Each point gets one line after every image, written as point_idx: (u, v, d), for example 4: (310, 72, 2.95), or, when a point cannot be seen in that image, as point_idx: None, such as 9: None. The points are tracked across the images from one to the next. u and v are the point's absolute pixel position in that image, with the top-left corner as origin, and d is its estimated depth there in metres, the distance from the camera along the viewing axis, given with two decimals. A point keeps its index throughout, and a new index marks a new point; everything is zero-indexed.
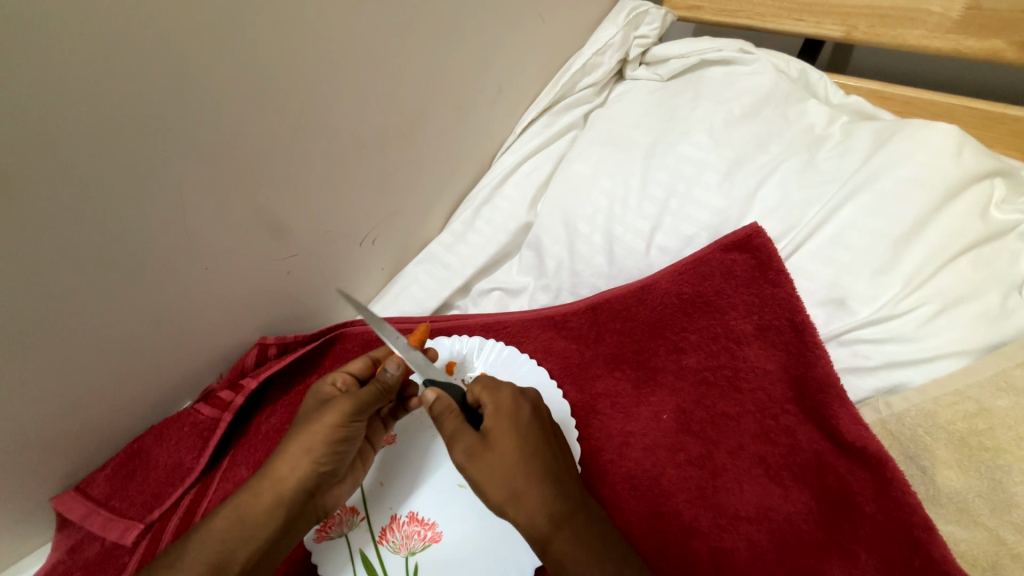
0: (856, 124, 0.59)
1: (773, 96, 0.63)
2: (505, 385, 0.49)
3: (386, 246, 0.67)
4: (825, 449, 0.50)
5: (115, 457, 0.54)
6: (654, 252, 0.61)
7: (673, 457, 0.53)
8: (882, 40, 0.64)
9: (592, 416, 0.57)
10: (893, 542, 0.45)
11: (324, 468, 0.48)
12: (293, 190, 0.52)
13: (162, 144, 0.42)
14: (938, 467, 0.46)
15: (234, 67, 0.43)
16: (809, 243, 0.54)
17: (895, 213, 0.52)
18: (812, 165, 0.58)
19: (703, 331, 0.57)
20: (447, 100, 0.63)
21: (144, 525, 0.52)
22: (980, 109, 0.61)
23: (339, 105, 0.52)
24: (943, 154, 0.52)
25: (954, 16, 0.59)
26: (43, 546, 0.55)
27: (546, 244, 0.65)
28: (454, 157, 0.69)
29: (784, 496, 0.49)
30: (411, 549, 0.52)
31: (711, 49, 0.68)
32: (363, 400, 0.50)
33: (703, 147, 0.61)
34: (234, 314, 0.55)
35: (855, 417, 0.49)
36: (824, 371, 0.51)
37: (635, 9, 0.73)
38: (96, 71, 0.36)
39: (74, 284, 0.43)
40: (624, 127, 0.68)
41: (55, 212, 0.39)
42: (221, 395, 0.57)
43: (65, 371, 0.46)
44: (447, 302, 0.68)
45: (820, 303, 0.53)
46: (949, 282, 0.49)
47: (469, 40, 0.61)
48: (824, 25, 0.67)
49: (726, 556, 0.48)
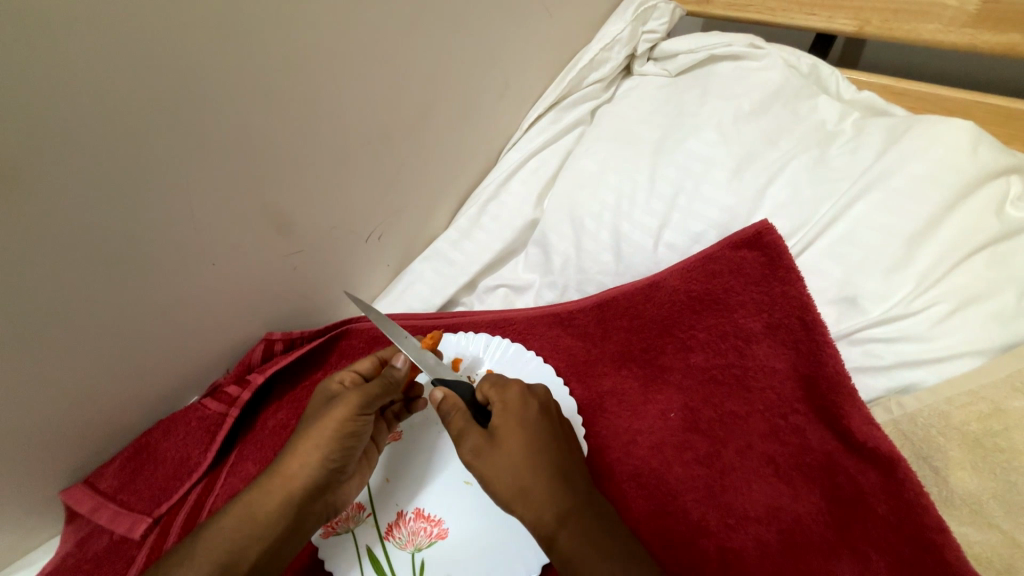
0: (868, 120, 0.58)
1: (784, 91, 0.62)
2: (514, 383, 0.50)
3: (392, 242, 0.66)
4: (835, 448, 0.49)
5: (122, 452, 0.54)
6: (662, 249, 0.61)
7: (680, 456, 0.52)
8: (894, 34, 0.63)
9: (598, 415, 0.56)
10: (904, 543, 0.44)
11: (334, 465, 0.48)
12: (297, 185, 0.52)
13: (166, 139, 0.41)
14: (952, 468, 0.45)
15: (239, 63, 0.43)
16: (820, 241, 0.54)
17: (908, 211, 0.51)
18: (822, 162, 0.57)
19: (712, 329, 0.56)
20: (452, 95, 0.62)
21: (151, 519, 0.52)
22: (996, 105, 0.60)
23: (343, 100, 0.52)
24: (958, 151, 0.52)
25: (970, 10, 0.57)
26: (51, 540, 0.56)
27: (552, 240, 0.65)
28: (460, 153, 0.68)
29: (793, 496, 0.48)
30: (416, 545, 0.52)
31: (720, 44, 0.67)
32: (371, 396, 0.50)
33: (711, 144, 0.61)
34: (241, 310, 0.55)
35: (867, 417, 0.48)
36: (835, 370, 0.50)
37: (643, 4, 0.72)
38: (99, 66, 0.36)
39: (78, 280, 0.43)
40: (630, 124, 0.67)
41: (61, 207, 0.39)
42: (228, 390, 0.57)
43: (71, 366, 0.46)
44: (453, 299, 0.68)
45: (831, 301, 0.53)
46: (963, 281, 0.48)
47: (474, 37, 0.60)
48: (836, 19, 0.66)
49: (734, 556, 0.47)
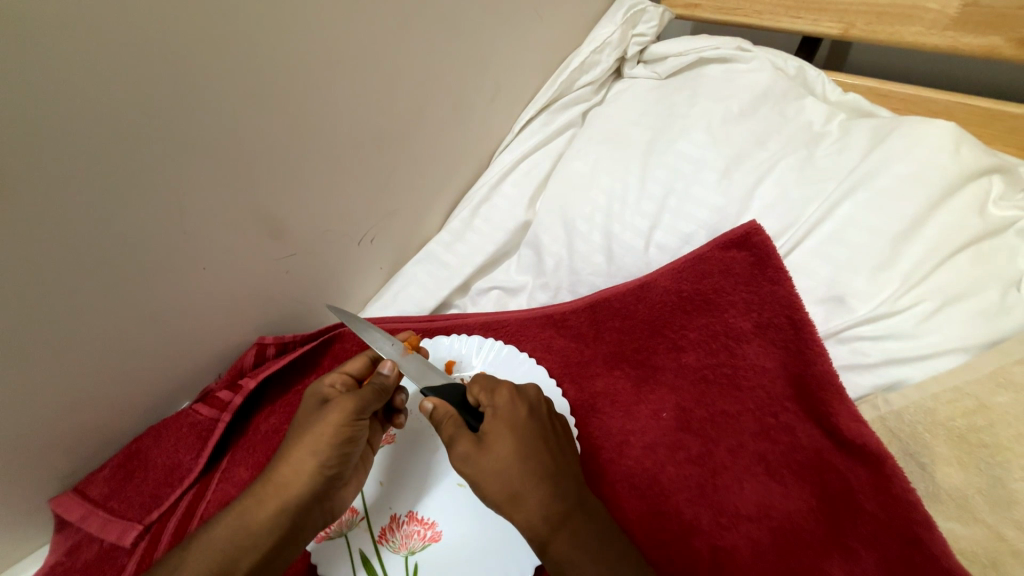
0: (854, 121, 0.59)
1: (772, 94, 0.63)
2: (504, 387, 0.49)
3: (384, 245, 0.67)
4: (825, 446, 0.50)
5: (113, 458, 0.54)
6: (652, 250, 0.61)
7: (672, 455, 0.52)
8: (879, 37, 0.64)
9: (592, 415, 0.57)
10: (894, 539, 0.45)
11: (330, 471, 0.48)
12: (290, 188, 0.52)
13: (157, 143, 0.41)
14: (938, 464, 0.46)
15: (230, 67, 0.43)
16: (808, 240, 0.55)
17: (894, 211, 0.52)
18: (810, 162, 0.58)
19: (703, 329, 0.57)
20: (445, 98, 0.63)
21: (142, 526, 0.52)
22: (978, 105, 0.61)
23: (337, 104, 0.52)
24: (942, 151, 0.52)
25: (951, 13, 0.58)
26: (41, 548, 0.55)
27: (545, 242, 0.65)
28: (452, 155, 0.69)
29: (784, 494, 0.49)
30: (410, 548, 0.52)
31: (709, 47, 0.68)
32: (365, 400, 0.50)
33: (701, 145, 0.61)
34: (232, 315, 0.55)
35: (855, 415, 0.48)
36: (823, 369, 0.50)
37: (633, 7, 0.73)
38: (88, 70, 0.36)
39: (72, 284, 0.43)
40: (621, 126, 0.68)
41: (50, 212, 0.39)
42: (220, 395, 0.57)
43: (64, 371, 0.46)
44: (446, 302, 0.69)
45: (819, 301, 0.53)
46: (949, 279, 0.49)
47: (466, 40, 0.61)
48: (822, 22, 0.67)
49: (726, 555, 0.47)
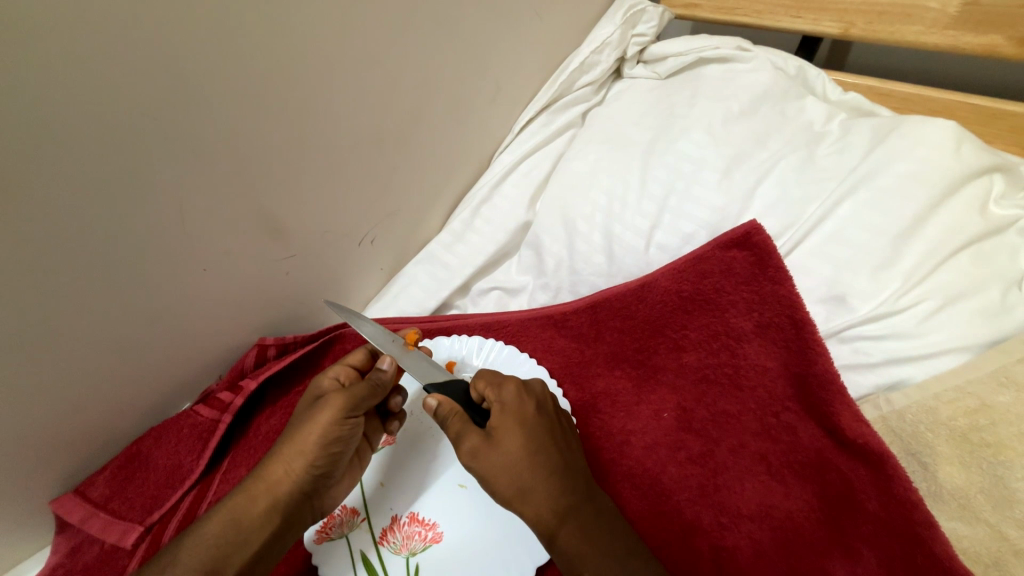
0: (855, 121, 0.59)
1: (771, 93, 0.63)
2: (510, 383, 0.49)
3: (385, 246, 0.67)
4: (826, 445, 0.50)
5: (115, 460, 0.54)
6: (653, 250, 0.61)
7: (673, 456, 0.52)
8: (878, 36, 0.64)
9: (593, 415, 0.57)
10: (896, 540, 0.45)
11: (319, 470, 0.48)
12: (290, 189, 0.52)
13: (158, 143, 0.41)
14: (940, 464, 0.45)
15: (230, 68, 0.43)
16: (809, 239, 0.54)
17: (895, 210, 0.52)
18: (811, 162, 0.57)
19: (703, 329, 0.57)
20: (444, 98, 0.62)
21: (143, 527, 0.52)
22: (979, 105, 0.61)
23: (337, 105, 0.52)
24: (943, 149, 0.52)
25: (952, 12, 0.58)
26: (42, 549, 0.55)
27: (546, 242, 0.65)
28: (452, 156, 0.69)
29: (785, 494, 0.49)
30: (411, 549, 0.52)
31: (709, 46, 0.68)
32: (357, 398, 0.50)
33: (702, 144, 0.61)
34: (233, 316, 0.55)
35: (857, 414, 0.48)
36: (824, 369, 0.50)
37: (632, 8, 0.73)
38: (90, 71, 0.36)
39: (72, 284, 0.43)
40: (622, 125, 0.68)
41: (52, 213, 0.39)
42: (221, 396, 0.57)
43: (65, 372, 0.46)
44: (446, 302, 0.69)
45: (820, 300, 0.53)
46: (950, 279, 0.49)
47: (466, 41, 0.61)
48: (822, 21, 0.67)
49: (727, 555, 0.47)
